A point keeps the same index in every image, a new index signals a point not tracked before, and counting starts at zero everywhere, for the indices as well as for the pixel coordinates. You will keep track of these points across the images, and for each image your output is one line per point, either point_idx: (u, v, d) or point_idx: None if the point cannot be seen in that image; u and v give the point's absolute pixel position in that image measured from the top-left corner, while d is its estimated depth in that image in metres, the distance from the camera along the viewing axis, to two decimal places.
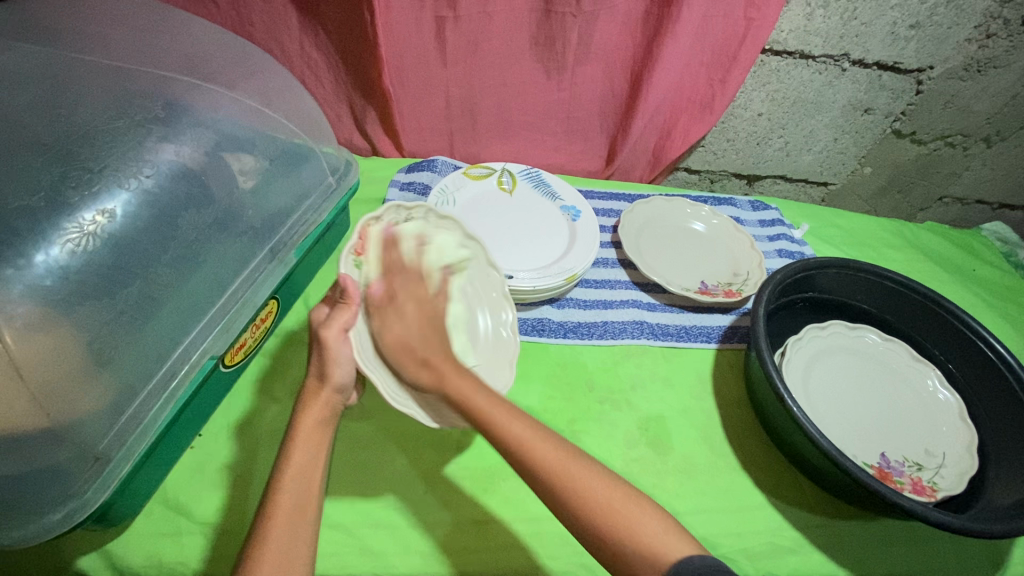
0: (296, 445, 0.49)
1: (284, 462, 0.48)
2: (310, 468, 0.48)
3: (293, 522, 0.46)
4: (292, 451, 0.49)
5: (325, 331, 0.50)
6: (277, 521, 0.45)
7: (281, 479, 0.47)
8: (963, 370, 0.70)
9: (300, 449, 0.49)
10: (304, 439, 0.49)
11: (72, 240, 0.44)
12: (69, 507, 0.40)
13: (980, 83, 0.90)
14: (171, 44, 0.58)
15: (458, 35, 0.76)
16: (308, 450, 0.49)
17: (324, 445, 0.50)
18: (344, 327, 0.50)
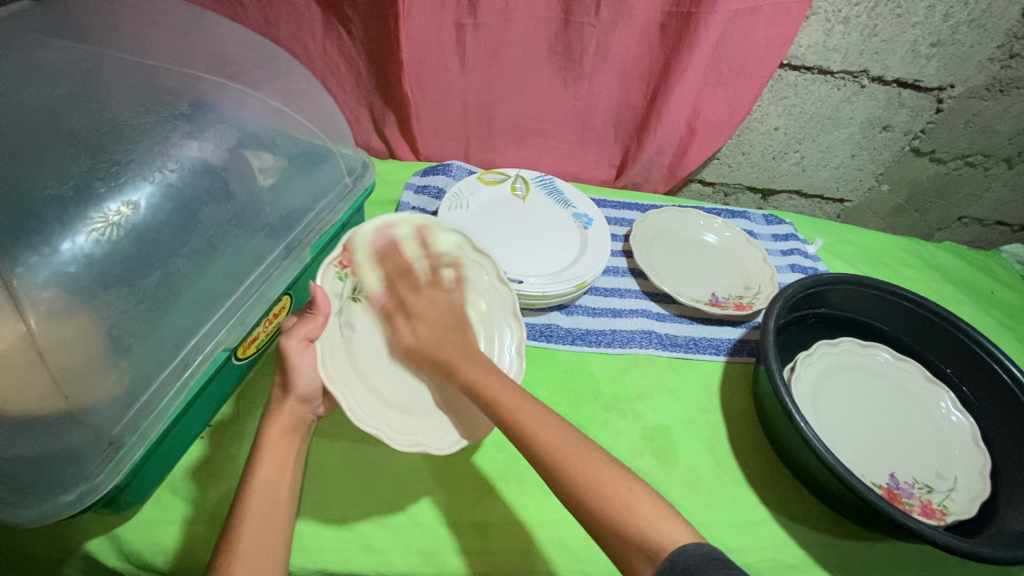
0: (269, 450, 0.49)
1: (249, 472, 0.48)
2: (278, 476, 0.49)
3: (268, 528, 0.46)
4: (259, 460, 0.49)
5: (289, 341, 0.52)
6: (260, 524, 0.46)
7: (255, 483, 0.48)
8: (978, 394, 0.69)
9: (268, 458, 0.49)
10: (271, 449, 0.50)
11: (97, 229, 0.45)
12: (80, 489, 0.41)
13: (1003, 103, 0.89)
14: (199, 43, 0.60)
15: (478, 43, 0.77)
16: (280, 456, 0.50)
17: (290, 455, 0.50)
18: (308, 337, 0.53)
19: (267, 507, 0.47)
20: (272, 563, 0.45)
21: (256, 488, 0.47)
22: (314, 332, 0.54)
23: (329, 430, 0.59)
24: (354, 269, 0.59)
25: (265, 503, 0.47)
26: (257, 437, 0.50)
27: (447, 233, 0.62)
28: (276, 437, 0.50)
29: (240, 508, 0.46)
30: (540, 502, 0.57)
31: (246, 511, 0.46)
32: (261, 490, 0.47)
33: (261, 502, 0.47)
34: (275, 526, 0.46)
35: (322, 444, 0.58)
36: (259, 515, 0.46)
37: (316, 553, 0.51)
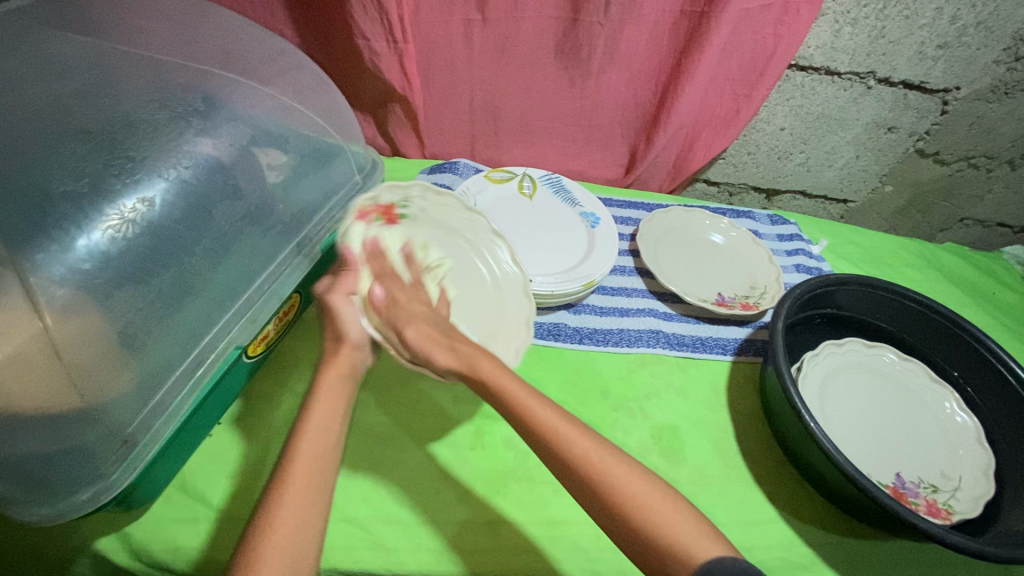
0: (324, 395, 0.50)
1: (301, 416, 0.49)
2: (330, 419, 0.49)
3: (320, 468, 0.46)
4: (312, 405, 0.49)
5: (331, 295, 0.55)
6: (314, 464, 0.46)
7: (306, 427, 0.48)
8: (982, 395, 0.69)
9: (320, 403, 0.50)
10: (328, 394, 0.51)
11: (112, 226, 0.45)
12: (95, 487, 0.42)
13: (1007, 106, 0.89)
14: (209, 38, 0.59)
15: (486, 40, 0.77)
16: None
17: (341, 401, 0.51)
18: (347, 292, 0.56)
19: (319, 449, 0.47)
20: (320, 500, 0.45)
21: (307, 432, 0.48)
22: (350, 287, 0.57)
23: None
24: (365, 230, 0.61)
25: (316, 446, 0.47)
26: (313, 384, 0.52)
27: (441, 197, 0.67)
28: (330, 383, 0.51)
29: (291, 450, 0.47)
30: (551, 501, 0.57)
31: (297, 453, 0.46)
32: (313, 434, 0.48)
33: (313, 447, 0.47)
34: (326, 466, 0.47)
35: None
36: (309, 458, 0.46)
37: (328, 551, 0.51)
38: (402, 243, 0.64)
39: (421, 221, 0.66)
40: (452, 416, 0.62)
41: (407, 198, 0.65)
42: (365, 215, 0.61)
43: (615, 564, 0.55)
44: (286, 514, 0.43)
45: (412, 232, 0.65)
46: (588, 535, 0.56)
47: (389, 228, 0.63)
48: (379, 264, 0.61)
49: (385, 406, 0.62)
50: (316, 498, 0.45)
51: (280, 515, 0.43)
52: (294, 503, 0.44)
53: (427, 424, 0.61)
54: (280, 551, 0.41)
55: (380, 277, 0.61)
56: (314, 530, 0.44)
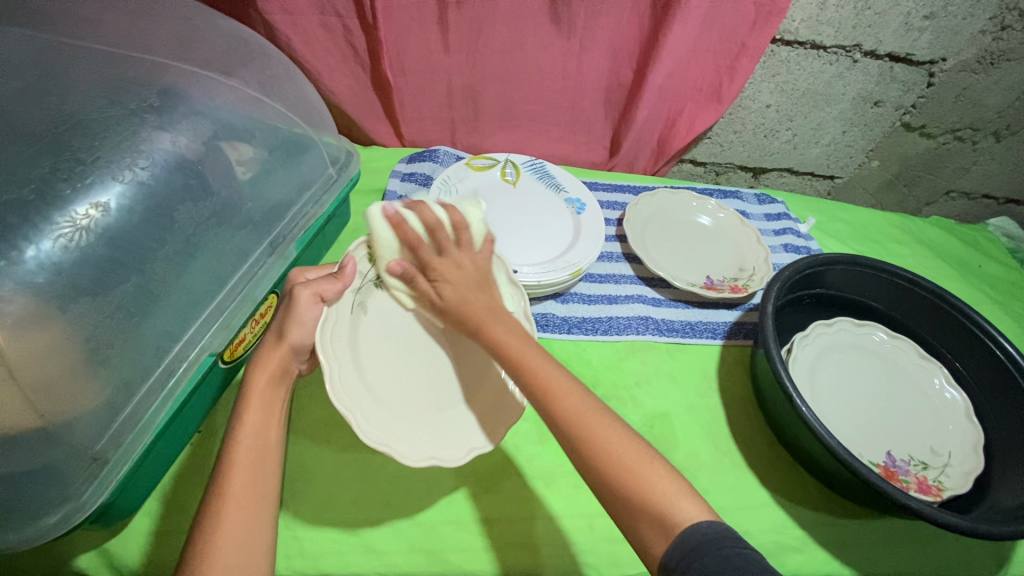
0: (253, 399, 0.48)
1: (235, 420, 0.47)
2: (264, 425, 0.47)
3: (257, 478, 0.45)
4: (245, 410, 0.47)
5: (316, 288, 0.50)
6: (250, 473, 0.45)
7: (242, 433, 0.46)
8: (970, 368, 0.69)
9: (253, 408, 0.48)
10: (258, 398, 0.48)
11: (65, 234, 0.42)
12: (66, 509, 0.40)
13: (993, 76, 0.88)
14: (165, 26, 0.56)
15: (462, 20, 0.74)
16: (268, 405, 0.48)
17: (276, 404, 0.49)
18: (319, 293, 0.50)
19: (255, 455, 0.46)
20: (262, 509, 0.44)
21: (243, 437, 0.46)
22: (328, 292, 0.50)
23: (322, 431, 0.57)
24: (388, 259, 0.54)
25: (254, 452, 0.46)
26: (242, 388, 0.49)
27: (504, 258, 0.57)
28: (262, 386, 0.48)
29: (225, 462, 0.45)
30: (544, 496, 0.56)
31: (234, 461, 0.45)
32: (249, 441, 0.46)
33: (250, 452, 0.46)
34: (263, 475, 0.45)
35: (316, 446, 0.56)
36: (247, 463, 0.45)
37: (318, 558, 0.50)
38: None
39: None
40: None
41: (483, 253, 0.56)
42: None
43: (611, 556, 0.54)
44: (227, 522, 0.42)
45: None
46: (582, 528, 0.55)
47: (412, 273, 0.56)
48: (389, 309, 0.55)
49: None
50: (259, 508, 0.44)
51: (222, 517, 0.42)
52: (236, 513, 0.43)
53: None
54: (222, 545, 0.41)
55: (382, 315, 0.55)
56: (262, 529, 0.43)
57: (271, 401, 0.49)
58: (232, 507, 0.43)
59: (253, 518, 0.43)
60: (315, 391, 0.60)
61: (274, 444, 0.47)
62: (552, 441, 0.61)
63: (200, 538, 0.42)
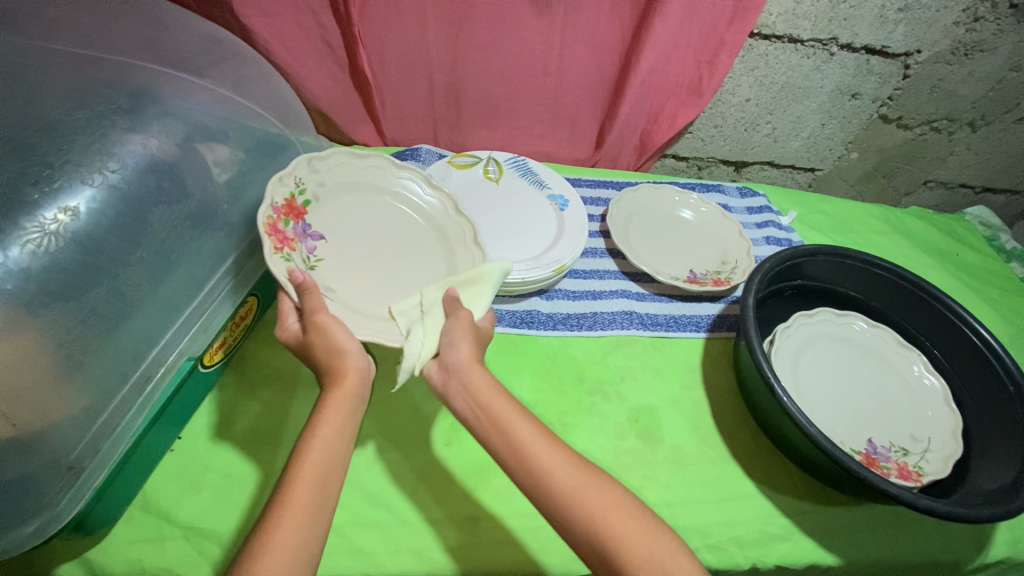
0: (328, 413, 0.47)
1: (308, 432, 0.46)
2: (335, 439, 0.46)
3: (320, 490, 0.43)
4: (320, 422, 0.46)
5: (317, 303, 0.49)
6: (316, 485, 0.43)
7: (313, 445, 0.45)
8: (948, 355, 0.71)
9: (328, 420, 0.47)
10: (342, 410, 0.47)
11: (32, 240, 0.42)
12: (40, 520, 0.40)
13: (967, 67, 0.89)
14: (136, 27, 0.55)
15: (441, 18, 0.73)
16: (338, 418, 0.47)
17: (349, 420, 0.48)
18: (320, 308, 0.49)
19: (322, 467, 0.44)
20: (318, 522, 0.42)
21: (314, 447, 0.45)
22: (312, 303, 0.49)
23: None
24: (290, 244, 0.54)
25: (320, 465, 0.44)
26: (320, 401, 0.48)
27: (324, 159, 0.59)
28: (336, 400, 0.48)
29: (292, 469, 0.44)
30: None
31: (299, 473, 0.43)
32: (319, 453, 0.45)
33: (318, 465, 0.44)
34: (327, 487, 0.44)
35: None
36: (316, 475, 0.44)
37: None
38: (326, 229, 0.59)
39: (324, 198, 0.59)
40: (425, 413, 0.61)
41: (297, 184, 0.56)
42: (276, 227, 0.53)
43: None
44: (283, 532, 0.41)
45: (325, 211, 0.59)
46: None
47: (305, 225, 0.57)
48: (332, 259, 0.58)
49: None
50: (313, 519, 0.42)
51: (281, 524, 0.41)
52: (292, 523, 0.41)
53: (400, 421, 0.60)
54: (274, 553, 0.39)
55: (338, 272, 0.57)
56: (313, 541, 0.41)
57: (343, 417, 0.47)
58: (288, 518, 0.41)
59: (304, 530, 0.41)
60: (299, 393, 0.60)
61: (341, 458, 0.45)
62: None
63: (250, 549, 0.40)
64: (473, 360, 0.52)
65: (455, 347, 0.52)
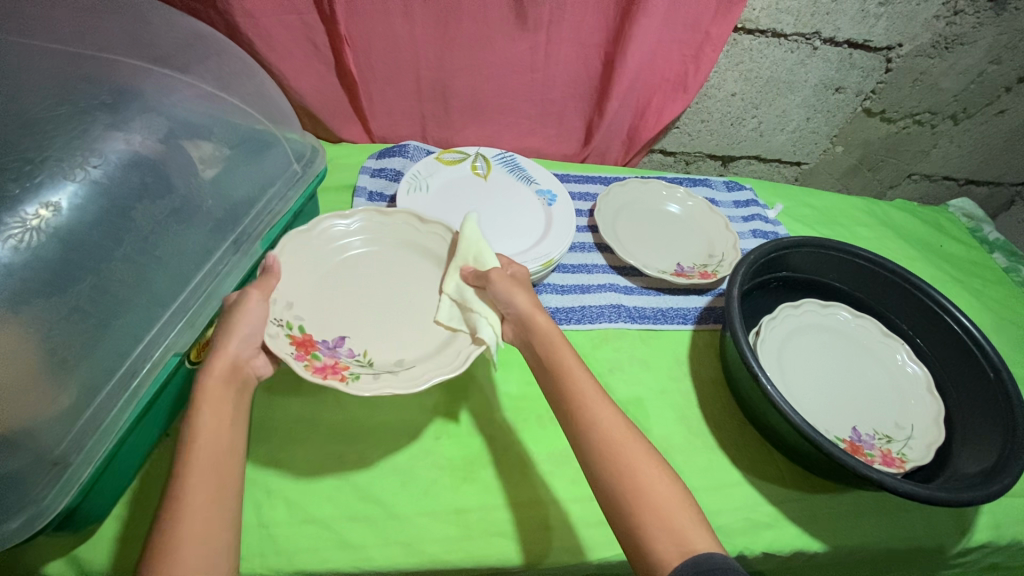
0: (209, 404, 0.44)
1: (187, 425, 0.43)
2: (223, 425, 0.44)
3: (220, 480, 0.41)
4: (199, 412, 0.44)
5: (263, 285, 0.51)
6: (208, 474, 0.41)
7: (198, 434, 0.43)
8: (930, 343, 0.72)
9: (209, 407, 0.44)
10: (212, 398, 0.45)
11: (14, 235, 0.42)
12: (28, 514, 0.39)
13: (948, 60, 0.90)
14: (119, 24, 0.55)
15: (427, 14, 0.74)
16: (220, 407, 0.45)
17: (229, 407, 0.45)
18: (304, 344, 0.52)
19: (217, 455, 0.42)
20: (226, 512, 0.41)
21: (201, 439, 0.43)
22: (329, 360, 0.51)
23: (296, 429, 0.57)
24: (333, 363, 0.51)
25: (215, 454, 0.42)
26: (192, 391, 0.45)
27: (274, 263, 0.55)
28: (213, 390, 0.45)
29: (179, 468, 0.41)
30: (519, 484, 0.57)
31: (190, 465, 0.41)
32: (208, 442, 0.43)
33: (210, 456, 0.42)
34: (226, 475, 0.42)
35: (290, 443, 0.56)
36: (202, 469, 0.41)
37: (293, 555, 0.50)
38: (322, 315, 0.55)
39: (296, 293, 0.55)
40: (414, 408, 0.61)
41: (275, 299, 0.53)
42: (318, 368, 0.50)
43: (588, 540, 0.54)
44: (187, 529, 0.39)
45: (305, 303, 0.55)
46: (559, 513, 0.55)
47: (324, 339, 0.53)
48: (348, 330, 0.55)
49: (344, 402, 0.60)
50: (219, 511, 0.40)
51: (187, 520, 0.39)
52: (196, 518, 0.39)
53: (389, 416, 0.60)
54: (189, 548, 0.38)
55: (365, 342, 0.54)
56: (222, 534, 0.40)
57: (225, 404, 0.45)
58: (200, 509, 0.40)
59: (215, 522, 0.40)
60: (288, 389, 0.60)
61: (235, 445, 0.44)
62: (527, 429, 0.61)
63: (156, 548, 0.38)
64: (535, 303, 0.54)
65: (513, 297, 0.54)
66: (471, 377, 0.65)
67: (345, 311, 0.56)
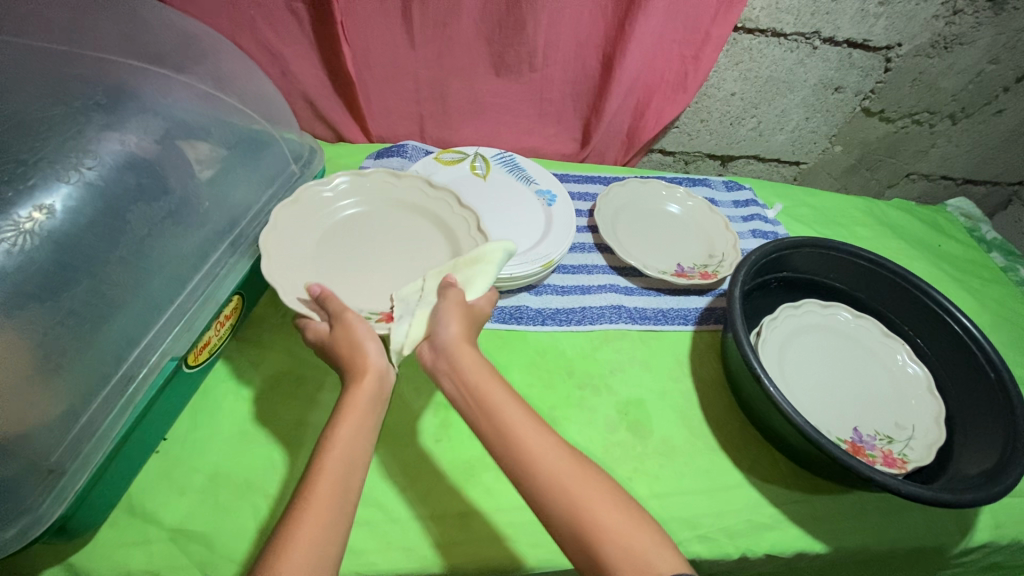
0: (348, 417, 0.45)
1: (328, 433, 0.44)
2: (356, 439, 0.44)
3: (343, 490, 0.41)
4: (339, 422, 0.45)
5: (343, 309, 0.50)
6: (341, 476, 0.42)
7: (335, 443, 0.43)
8: (930, 343, 0.72)
9: (346, 421, 0.45)
10: (355, 409, 0.46)
11: (8, 238, 0.41)
12: (22, 523, 0.38)
13: (947, 60, 0.91)
14: (114, 23, 0.54)
15: (425, 13, 0.73)
16: (361, 418, 0.45)
17: (372, 421, 0.46)
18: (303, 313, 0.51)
19: (343, 467, 0.42)
20: (339, 524, 0.40)
21: (333, 447, 0.43)
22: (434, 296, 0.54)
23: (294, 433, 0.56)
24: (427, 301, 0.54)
25: (343, 463, 0.42)
26: (339, 402, 0.46)
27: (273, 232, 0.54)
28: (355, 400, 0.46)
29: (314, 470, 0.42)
30: None
31: (319, 472, 0.42)
32: (338, 451, 0.43)
33: (341, 465, 0.42)
34: (351, 488, 0.42)
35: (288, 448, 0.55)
36: (333, 476, 0.42)
37: None
38: (327, 270, 0.56)
39: (298, 254, 0.55)
40: (414, 410, 0.61)
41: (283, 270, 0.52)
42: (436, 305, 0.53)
43: None
44: (306, 528, 0.39)
45: (311, 261, 0.55)
46: None
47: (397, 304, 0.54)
48: (357, 282, 0.55)
49: None
50: (339, 514, 0.40)
51: (299, 529, 0.39)
52: (312, 525, 0.39)
53: (389, 419, 0.59)
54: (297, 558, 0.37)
55: (373, 291, 0.55)
56: (331, 546, 0.39)
57: (364, 417, 0.46)
58: (310, 518, 0.39)
59: (325, 532, 0.39)
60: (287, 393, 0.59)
61: (364, 459, 0.44)
62: None
63: (267, 555, 0.38)
64: (465, 337, 0.51)
65: (447, 326, 0.51)
66: None
67: (350, 263, 0.57)
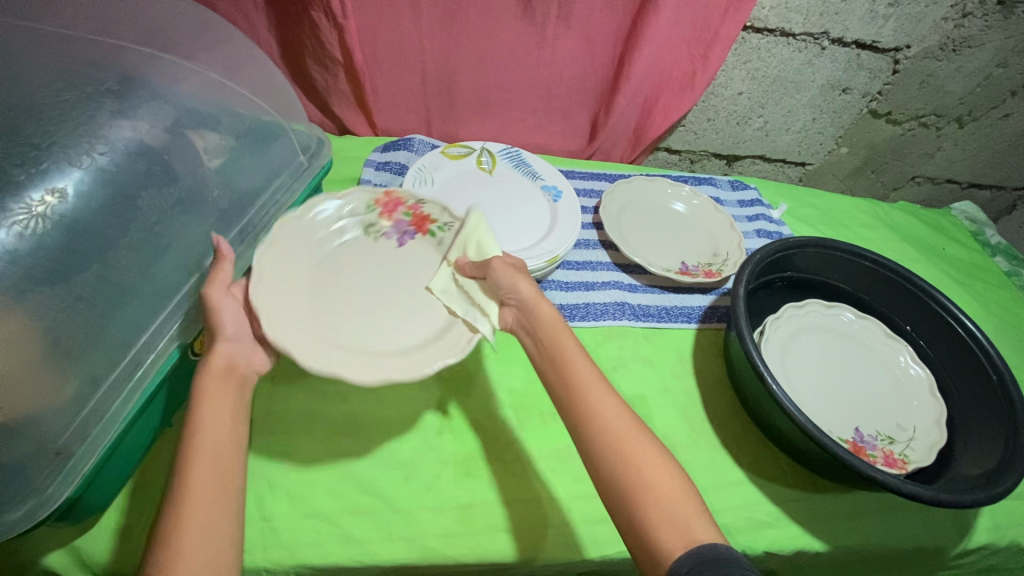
0: (209, 401, 0.44)
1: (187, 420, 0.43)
2: (221, 419, 0.43)
3: (218, 475, 0.41)
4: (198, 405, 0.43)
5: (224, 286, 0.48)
6: (212, 456, 0.41)
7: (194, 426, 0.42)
8: (933, 345, 0.72)
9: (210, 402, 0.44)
10: (211, 392, 0.44)
11: (19, 222, 0.42)
12: (31, 504, 0.38)
13: (955, 63, 0.90)
14: (125, 11, 0.55)
15: (435, 6, 0.73)
16: (217, 400, 0.44)
17: (229, 402, 0.45)
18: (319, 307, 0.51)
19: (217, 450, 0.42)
20: (229, 504, 0.40)
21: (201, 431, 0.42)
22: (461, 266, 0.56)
23: (298, 423, 0.57)
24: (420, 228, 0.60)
25: (212, 444, 0.42)
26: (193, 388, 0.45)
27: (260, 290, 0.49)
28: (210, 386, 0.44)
29: (188, 445, 0.41)
30: (522, 481, 0.56)
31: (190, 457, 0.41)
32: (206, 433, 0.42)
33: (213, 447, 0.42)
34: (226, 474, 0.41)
35: (293, 437, 0.56)
36: (202, 458, 0.41)
37: (295, 549, 0.50)
38: (321, 318, 0.52)
39: (288, 305, 0.51)
40: (418, 403, 0.61)
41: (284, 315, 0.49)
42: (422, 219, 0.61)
43: (590, 537, 0.54)
44: (191, 518, 0.38)
45: (299, 312, 0.51)
46: (561, 510, 0.55)
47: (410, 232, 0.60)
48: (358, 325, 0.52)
49: (348, 396, 0.60)
50: (227, 495, 0.40)
51: (184, 516, 0.38)
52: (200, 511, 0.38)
53: (393, 411, 0.60)
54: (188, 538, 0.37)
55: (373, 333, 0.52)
56: (222, 536, 0.38)
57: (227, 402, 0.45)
58: (198, 508, 0.38)
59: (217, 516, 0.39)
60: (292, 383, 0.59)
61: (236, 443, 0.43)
62: (530, 426, 0.61)
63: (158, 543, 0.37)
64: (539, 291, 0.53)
65: (517, 287, 0.53)
66: (475, 373, 0.64)
67: (338, 309, 0.53)
